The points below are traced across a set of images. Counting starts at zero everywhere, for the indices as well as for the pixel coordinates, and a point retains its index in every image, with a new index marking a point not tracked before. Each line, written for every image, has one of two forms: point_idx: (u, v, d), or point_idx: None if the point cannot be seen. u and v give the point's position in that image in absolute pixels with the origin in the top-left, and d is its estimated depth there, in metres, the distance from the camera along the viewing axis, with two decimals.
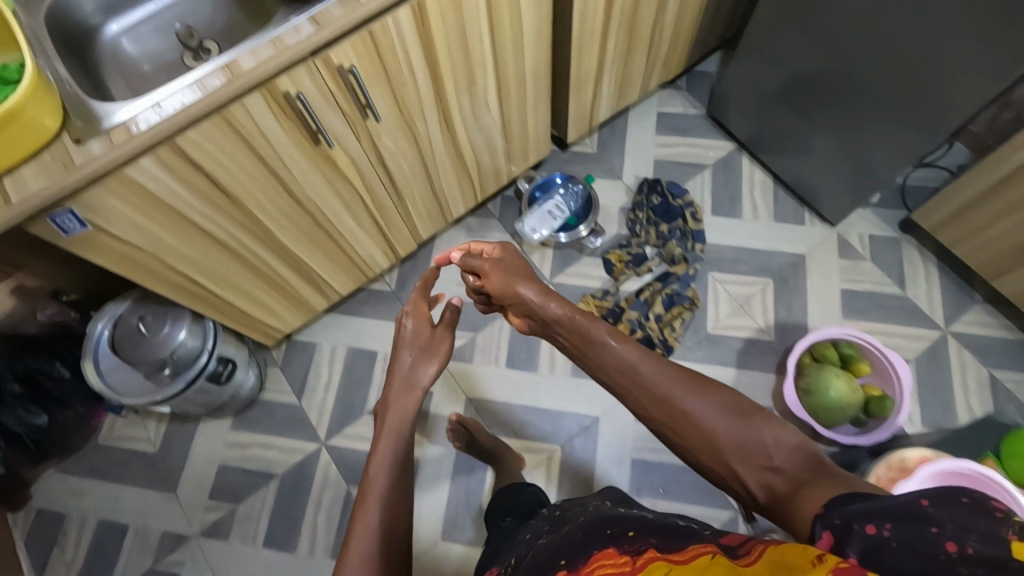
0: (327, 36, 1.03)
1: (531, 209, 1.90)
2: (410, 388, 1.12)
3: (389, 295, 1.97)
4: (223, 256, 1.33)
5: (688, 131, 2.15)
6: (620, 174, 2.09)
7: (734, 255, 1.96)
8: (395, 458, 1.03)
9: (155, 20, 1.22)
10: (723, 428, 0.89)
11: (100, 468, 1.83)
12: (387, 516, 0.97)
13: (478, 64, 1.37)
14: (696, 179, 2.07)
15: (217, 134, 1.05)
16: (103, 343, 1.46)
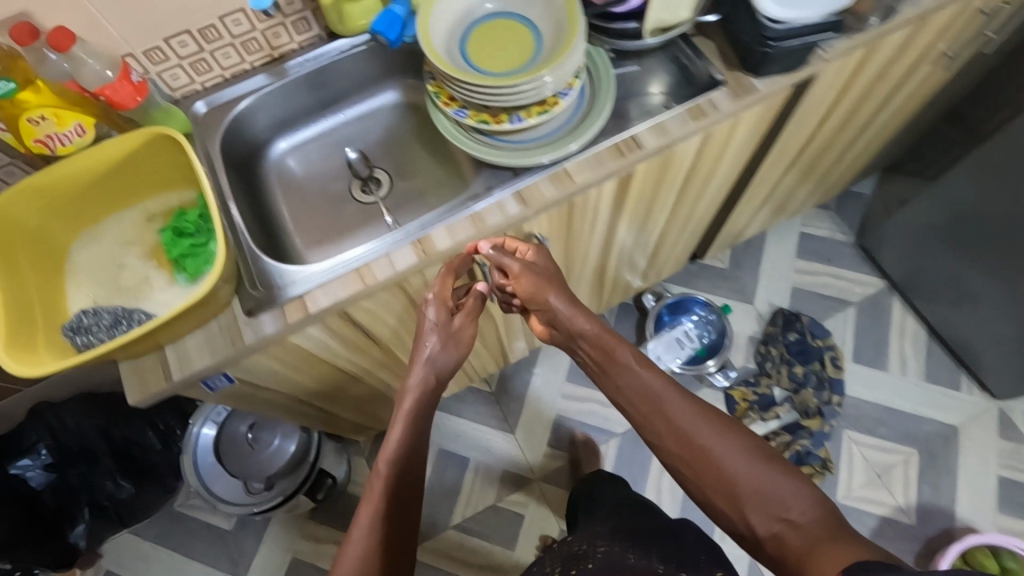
0: (529, 214, 0.89)
1: (659, 333, 1.73)
2: (435, 384, 0.85)
3: (488, 394, 1.73)
4: (352, 388, 1.21)
5: (833, 260, 1.94)
6: (752, 298, 1.90)
7: (874, 413, 1.75)
8: (408, 447, 0.80)
9: (324, 138, 1.12)
10: (743, 469, 0.72)
11: (167, 539, 1.70)
12: (379, 536, 0.74)
13: (657, 212, 1.22)
14: (839, 317, 1.87)
15: (389, 301, 0.94)
16: (205, 445, 1.38)
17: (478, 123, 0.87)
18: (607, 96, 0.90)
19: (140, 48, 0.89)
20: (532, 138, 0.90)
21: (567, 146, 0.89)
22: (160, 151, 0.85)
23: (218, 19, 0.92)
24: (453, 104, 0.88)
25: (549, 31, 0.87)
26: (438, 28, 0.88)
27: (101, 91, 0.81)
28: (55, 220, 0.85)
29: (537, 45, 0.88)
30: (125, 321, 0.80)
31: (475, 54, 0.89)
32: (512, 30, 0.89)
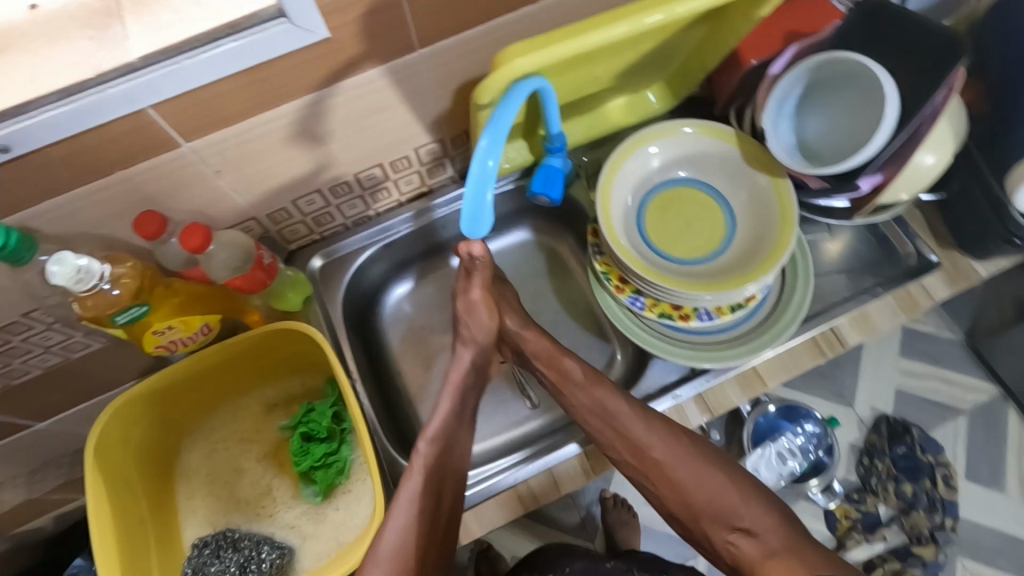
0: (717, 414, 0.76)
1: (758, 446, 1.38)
2: (464, 411, 0.72)
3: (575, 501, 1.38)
4: None
5: (940, 362, 1.55)
6: (852, 402, 1.54)
7: (991, 542, 1.41)
8: (442, 460, 0.66)
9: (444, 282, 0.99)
10: (745, 504, 0.62)
11: None
12: (420, 531, 0.61)
13: None
14: (947, 429, 1.50)
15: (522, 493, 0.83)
16: None
17: (658, 317, 0.75)
18: (805, 289, 0.76)
19: (266, 211, 0.77)
20: (715, 333, 0.77)
21: (761, 352, 0.74)
22: (288, 340, 0.75)
23: (353, 176, 0.79)
24: (627, 289, 0.76)
25: (748, 217, 0.75)
26: (619, 196, 0.76)
27: (230, 282, 0.69)
28: (166, 423, 0.74)
29: (729, 229, 0.77)
30: (252, 560, 0.68)
31: (655, 229, 0.77)
32: (700, 205, 0.78)
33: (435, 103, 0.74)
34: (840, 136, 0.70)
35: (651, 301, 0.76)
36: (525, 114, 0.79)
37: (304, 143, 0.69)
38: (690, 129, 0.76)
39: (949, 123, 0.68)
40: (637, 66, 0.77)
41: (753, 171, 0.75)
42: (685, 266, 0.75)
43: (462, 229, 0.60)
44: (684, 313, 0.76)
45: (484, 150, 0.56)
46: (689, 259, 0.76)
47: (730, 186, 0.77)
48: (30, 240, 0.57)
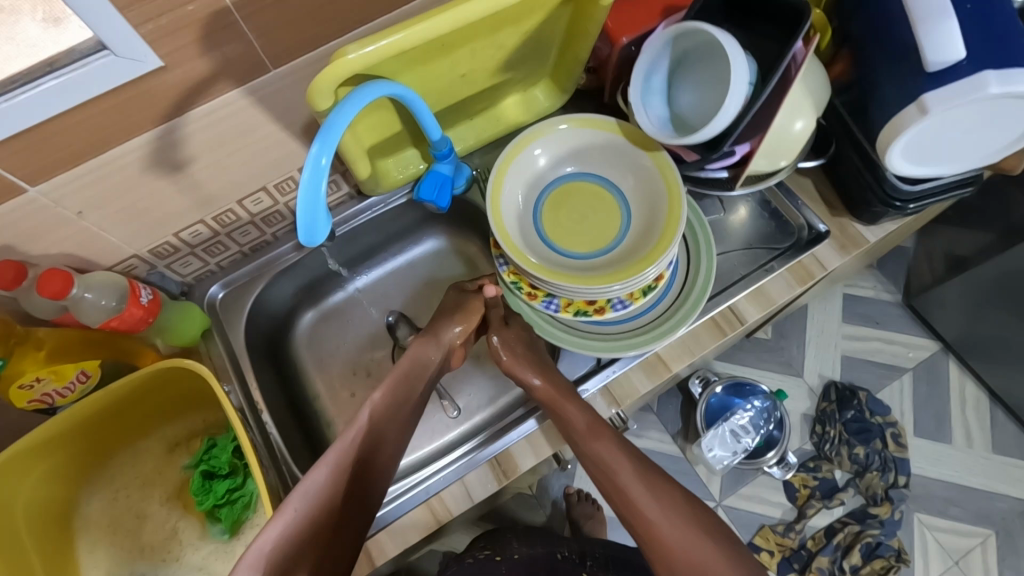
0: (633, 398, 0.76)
1: (708, 427, 1.39)
2: (415, 386, 0.70)
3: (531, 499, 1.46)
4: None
5: (882, 324, 1.58)
6: (801, 371, 1.55)
7: (942, 492, 1.43)
8: (387, 427, 0.66)
9: (361, 301, 0.97)
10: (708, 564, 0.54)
11: None
12: (325, 504, 0.59)
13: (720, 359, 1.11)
14: (892, 388, 1.52)
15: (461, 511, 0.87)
16: None
17: (573, 315, 0.73)
18: (709, 264, 0.76)
19: (147, 246, 0.75)
20: (628, 320, 0.76)
21: (678, 329, 0.73)
22: (178, 377, 0.72)
23: (237, 202, 0.77)
24: (539, 294, 0.74)
25: (642, 206, 0.75)
26: (510, 195, 0.76)
27: (105, 324, 0.68)
28: (56, 479, 0.71)
29: (624, 219, 0.76)
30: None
31: (552, 225, 0.77)
32: (596, 198, 0.78)
33: (308, 122, 0.73)
34: (707, 106, 0.70)
35: (566, 301, 0.74)
36: (404, 122, 0.79)
37: (169, 173, 0.67)
38: (577, 124, 0.76)
39: (808, 92, 0.69)
40: (510, 62, 0.77)
41: (640, 158, 0.75)
42: (582, 260, 0.75)
43: (298, 236, 0.58)
44: (599, 307, 0.73)
45: (314, 151, 0.56)
46: (588, 252, 0.76)
47: (622, 176, 0.77)
48: None
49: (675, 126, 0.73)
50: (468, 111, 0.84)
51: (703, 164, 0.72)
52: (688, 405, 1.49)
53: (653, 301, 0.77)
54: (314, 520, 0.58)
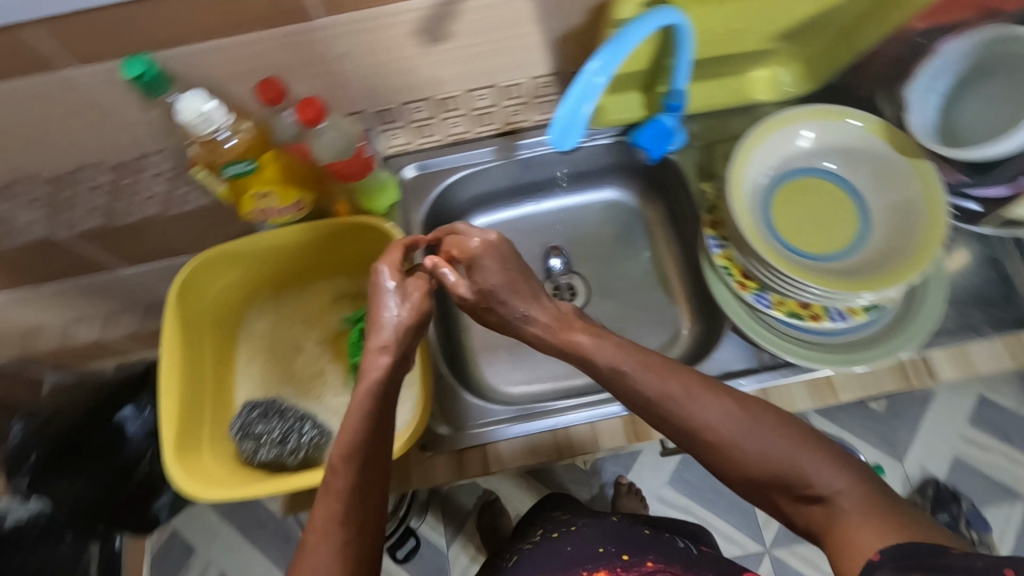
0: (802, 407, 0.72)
1: None
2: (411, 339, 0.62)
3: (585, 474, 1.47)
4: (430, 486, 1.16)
5: (1014, 441, 1.43)
6: (906, 455, 1.43)
7: None
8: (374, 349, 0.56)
9: (523, 226, 0.98)
10: (805, 463, 0.50)
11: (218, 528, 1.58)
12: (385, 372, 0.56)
13: None
14: (1003, 509, 1.38)
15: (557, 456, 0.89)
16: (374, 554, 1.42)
17: (785, 317, 0.70)
18: (930, 311, 0.71)
19: (374, 108, 0.77)
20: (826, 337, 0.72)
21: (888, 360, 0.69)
22: (368, 237, 0.76)
23: (464, 92, 0.78)
24: (750, 287, 0.72)
25: (887, 227, 0.68)
26: (752, 174, 0.70)
27: (331, 165, 0.70)
28: (237, 289, 0.78)
29: (860, 237, 0.70)
30: (295, 432, 0.71)
31: (782, 214, 0.72)
32: (836, 203, 0.72)
33: (564, 32, 0.72)
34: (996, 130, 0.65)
35: (778, 299, 0.71)
36: (650, 64, 0.77)
37: (428, 43, 0.69)
38: (857, 122, 0.69)
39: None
40: (782, 32, 0.72)
41: (906, 180, 0.67)
42: (809, 259, 0.69)
43: (551, 137, 0.60)
44: (815, 313, 0.71)
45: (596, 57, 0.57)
46: (816, 254, 0.70)
47: (874, 189, 0.70)
48: (166, 78, 0.59)
49: (942, 137, 0.70)
50: (711, 70, 0.80)
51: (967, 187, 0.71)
52: None
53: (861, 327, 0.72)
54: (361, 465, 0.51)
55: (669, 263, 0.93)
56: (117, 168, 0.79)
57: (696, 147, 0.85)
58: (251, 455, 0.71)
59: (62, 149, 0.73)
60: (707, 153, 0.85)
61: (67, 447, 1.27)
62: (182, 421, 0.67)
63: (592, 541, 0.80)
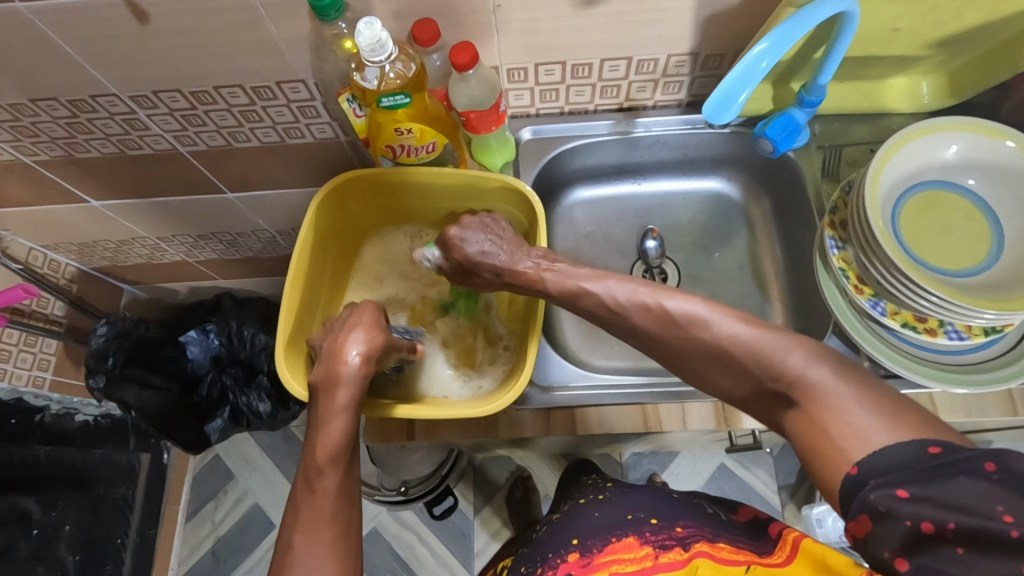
0: None
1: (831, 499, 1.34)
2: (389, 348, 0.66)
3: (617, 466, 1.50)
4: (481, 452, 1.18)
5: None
6: None
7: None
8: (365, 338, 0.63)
9: (622, 205, 0.98)
10: (855, 415, 0.44)
11: (256, 462, 1.60)
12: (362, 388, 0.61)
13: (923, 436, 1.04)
14: None
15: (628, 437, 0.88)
16: (407, 514, 1.47)
17: (899, 326, 0.69)
18: None
19: (510, 65, 0.78)
20: (938, 354, 0.70)
21: (1004, 384, 0.67)
22: (495, 198, 0.77)
23: (599, 61, 0.79)
24: (865, 292, 0.71)
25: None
26: (888, 180, 0.69)
27: (466, 114, 0.73)
28: (364, 218, 0.81)
29: (990, 257, 0.68)
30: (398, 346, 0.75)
31: (911, 225, 0.70)
32: (969, 222, 0.70)
33: (716, 11, 0.71)
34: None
35: (893, 309, 0.70)
36: (792, 57, 0.76)
37: (583, 7, 0.70)
38: (1011, 143, 0.67)
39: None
40: (937, 40, 0.71)
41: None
42: (936, 272, 0.68)
43: (706, 110, 0.60)
44: (930, 328, 0.69)
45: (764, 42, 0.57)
46: (941, 269, 0.69)
47: (1013, 213, 0.68)
48: (340, 3, 0.61)
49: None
50: (850, 71, 0.79)
51: None
52: None
53: (977, 348, 0.70)
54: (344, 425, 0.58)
55: (764, 262, 0.93)
56: (254, 90, 0.82)
57: (818, 147, 0.84)
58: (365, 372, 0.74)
59: (212, 62, 0.76)
60: (830, 155, 0.83)
61: (140, 357, 1.36)
62: (297, 323, 0.70)
63: (622, 509, 0.75)
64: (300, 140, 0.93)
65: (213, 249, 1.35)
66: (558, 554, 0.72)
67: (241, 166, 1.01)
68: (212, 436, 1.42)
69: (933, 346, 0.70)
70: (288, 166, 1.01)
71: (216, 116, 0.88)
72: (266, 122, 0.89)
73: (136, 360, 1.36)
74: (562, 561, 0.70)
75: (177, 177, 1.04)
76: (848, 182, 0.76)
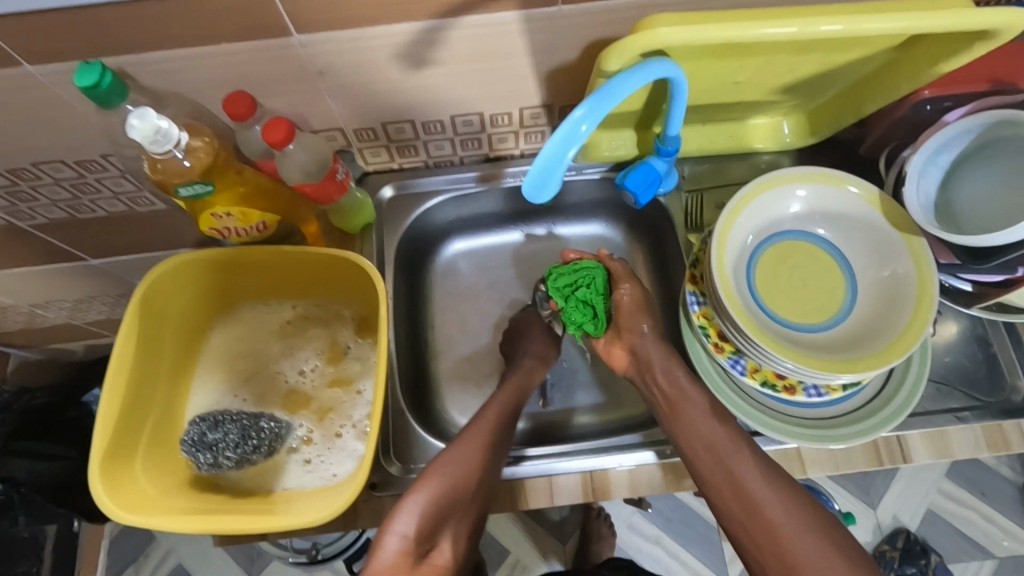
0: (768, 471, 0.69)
1: None
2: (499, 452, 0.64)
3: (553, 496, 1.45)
4: None
5: (985, 496, 1.47)
6: (875, 504, 1.48)
7: None
8: (498, 436, 0.65)
9: (506, 254, 0.94)
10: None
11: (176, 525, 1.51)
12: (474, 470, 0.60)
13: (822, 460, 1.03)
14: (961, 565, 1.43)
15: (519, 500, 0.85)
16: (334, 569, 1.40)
17: (759, 385, 0.67)
18: (911, 389, 0.67)
19: (354, 127, 0.74)
20: (801, 408, 0.69)
21: (865, 439, 0.66)
22: (342, 267, 0.71)
23: (450, 117, 0.75)
24: (726, 349, 0.69)
25: (876, 300, 0.65)
26: (739, 236, 0.67)
27: (298, 187, 0.67)
28: (208, 296, 0.74)
29: (846, 308, 0.67)
30: (228, 445, 0.67)
31: (768, 278, 0.68)
32: (825, 271, 0.68)
33: (556, 66, 0.68)
34: (998, 212, 0.61)
35: (753, 366, 0.68)
36: (645, 103, 0.73)
37: (412, 69, 0.65)
38: (854, 189, 0.66)
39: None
40: (781, 87, 0.69)
41: (902, 261, 0.64)
42: (791, 328, 0.66)
43: (525, 190, 0.54)
44: (789, 385, 0.68)
45: (579, 114, 0.51)
46: (799, 322, 0.67)
47: (864, 261, 0.67)
48: (121, 86, 0.55)
49: (938, 215, 0.65)
50: (708, 115, 0.77)
51: (955, 270, 0.63)
52: None
53: (840, 399, 0.69)
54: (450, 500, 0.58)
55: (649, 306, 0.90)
56: (79, 164, 0.75)
57: (685, 192, 0.82)
58: (209, 467, 0.67)
59: (20, 142, 0.69)
60: (698, 199, 0.81)
61: (36, 428, 1.19)
62: (119, 429, 0.63)
63: None
64: (150, 208, 0.87)
65: (100, 312, 1.24)
66: None
67: (97, 235, 0.93)
68: None
69: (795, 401, 0.68)
70: (147, 231, 0.93)
71: (47, 190, 0.80)
72: (106, 193, 0.82)
73: (25, 432, 1.17)
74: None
75: (27, 250, 0.95)
76: (708, 233, 0.74)
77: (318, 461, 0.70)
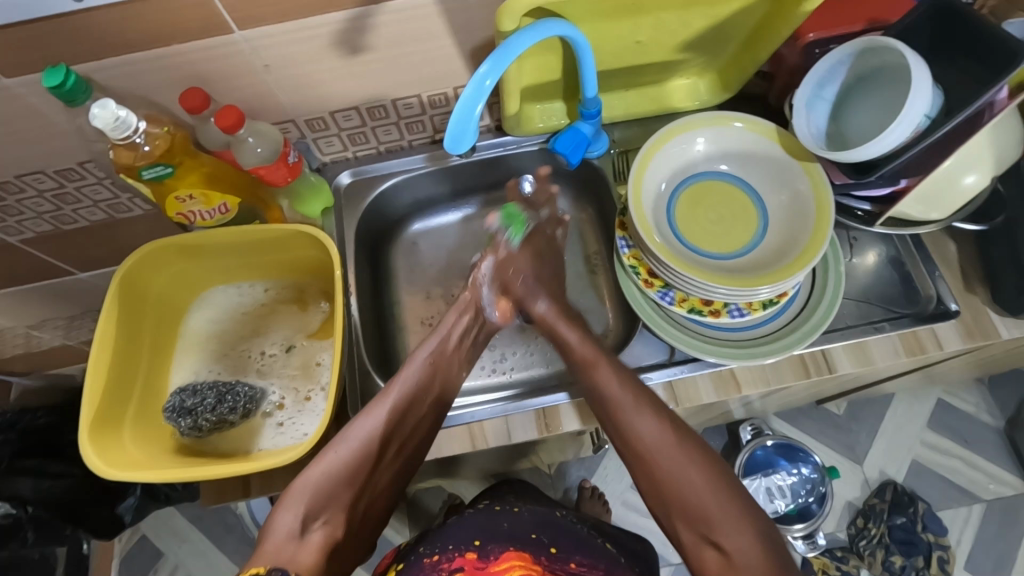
0: (707, 393, 0.75)
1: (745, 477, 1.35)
2: (417, 399, 0.67)
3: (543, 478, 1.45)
4: None
5: (970, 444, 1.43)
6: (861, 459, 1.43)
7: None
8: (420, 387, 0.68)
9: (462, 230, 1.01)
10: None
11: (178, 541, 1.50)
12: (391, 423, 0.63)
13: (789, 402, 1.07)
14: (955, 514, 1.38)
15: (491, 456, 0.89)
16: None
17: (687, 312, 0.74)
18: (830, 300, 0.73)
19: (304, 116, 0.81)
20: (732, 331, 0.75)
21: (789, 351, 0.72)
22: (302, 242, 0.79)
23: (391, 101, 0.82)
24: (655, 284, 0.75)
25: (782, 221, 0.72)
26: (653, 179, 0.74)
27: (255, 171, 0.74)
28: (184, 283, 0.82)
29: (758, 233, 0.74)
30: (205, 409, 0.73)
31: (684, 215, 0.75)
32: (735, 203, 0.75)
33: (479, 43, 0.76)
34: (875, 132, 0.68)
35: (681, 296, 0.75)
36: (565, 72, 0.81)
37: (346, 53, 0.72)
38: (740, 124, 0.74)
39: (996, 143, 0.66)
40: (682, 46, 0.77)
41: (796, 178, 0.71)
42: (708, 257, 0.73)
43: (444, 140, 0.60)
44: (715, 309, 0.74)
45: (483, 70, 0.58)
46: (715, 251, 0.73)
47: (768, 189, 0.74)
48: (86, 85, 0.63)
49: (828, 142, 0.72)
50: (626, 80, 0.84)
51: (847, 188, 0.70)
52: (737, 450, 1.42)
53: (766, 318, 0.75)
54: (365, 453, 0.60)
55: (598, 265, 0.96)
56: (60, 174, 0.82)
57: (616, 153, 0.89)
58: (192, 432, 0.74)
59: (5, 154, 0.77)
60: (628, 158, 0.88)
61: (37, 449, 1.20)
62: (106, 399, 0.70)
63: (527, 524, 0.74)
64: (129, 215, 0.94)
65: (92, 329, 1.29)
66: (455, 546, 0.69)
67: (83, 246, 1.00)
68: (127, 517, 1.31)
69: (724, 325, 0.75)
70: (128, 238, 1.00)
71: (33, 203, 0.87)
72: (87, 202, 0.89)
73: (30, 451, 1.19)
74: (459, 559, 0.67)
75: (18, 267, 1.01)
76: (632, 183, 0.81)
77: (290, 422, 0.77)
